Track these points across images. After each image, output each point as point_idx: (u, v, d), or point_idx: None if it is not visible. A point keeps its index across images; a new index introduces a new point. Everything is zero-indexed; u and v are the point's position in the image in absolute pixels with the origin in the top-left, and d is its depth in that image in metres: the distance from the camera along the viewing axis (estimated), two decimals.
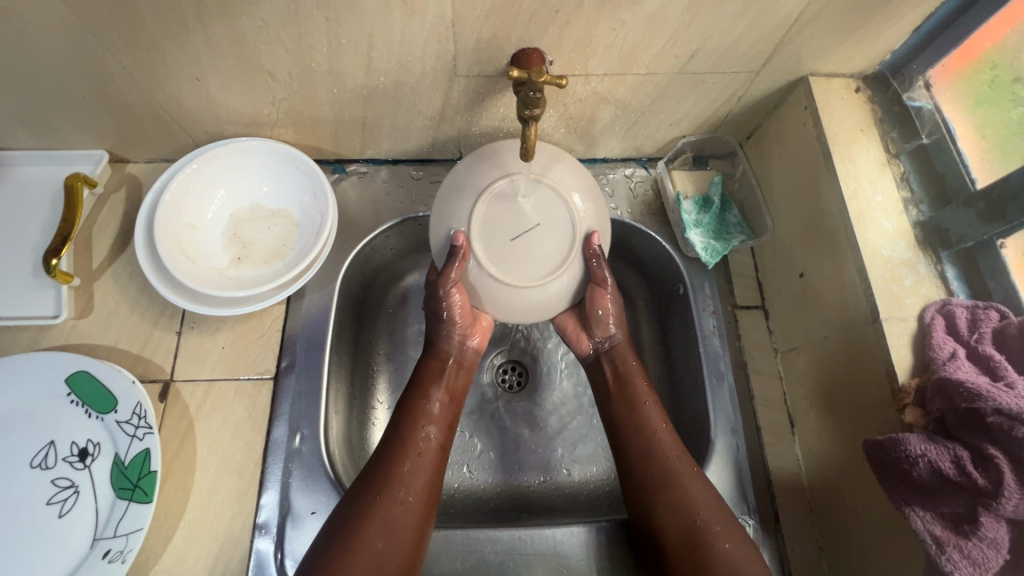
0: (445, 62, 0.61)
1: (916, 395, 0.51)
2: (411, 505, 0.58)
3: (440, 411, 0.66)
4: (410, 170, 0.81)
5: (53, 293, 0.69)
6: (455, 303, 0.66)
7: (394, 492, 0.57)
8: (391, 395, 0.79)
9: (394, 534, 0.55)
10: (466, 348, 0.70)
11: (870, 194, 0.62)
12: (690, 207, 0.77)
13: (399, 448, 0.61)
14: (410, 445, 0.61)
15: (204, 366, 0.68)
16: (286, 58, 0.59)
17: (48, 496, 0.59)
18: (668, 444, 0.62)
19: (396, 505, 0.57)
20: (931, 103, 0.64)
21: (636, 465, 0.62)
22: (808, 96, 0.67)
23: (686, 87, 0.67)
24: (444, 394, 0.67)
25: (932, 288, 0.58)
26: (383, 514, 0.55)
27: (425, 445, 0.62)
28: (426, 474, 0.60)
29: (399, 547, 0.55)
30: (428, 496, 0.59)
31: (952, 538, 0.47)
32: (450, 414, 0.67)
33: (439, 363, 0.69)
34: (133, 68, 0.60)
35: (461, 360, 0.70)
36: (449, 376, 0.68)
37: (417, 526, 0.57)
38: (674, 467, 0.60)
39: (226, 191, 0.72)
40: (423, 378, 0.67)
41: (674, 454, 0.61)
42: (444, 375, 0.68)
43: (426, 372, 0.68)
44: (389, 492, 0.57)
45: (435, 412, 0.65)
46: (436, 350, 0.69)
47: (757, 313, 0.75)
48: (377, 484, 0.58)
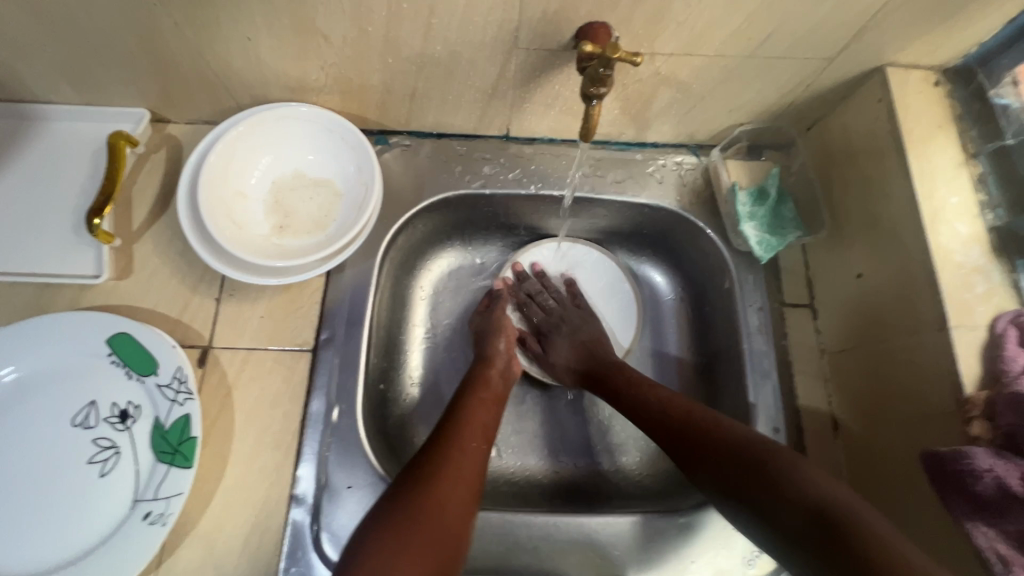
0: (507, 33, 0.58)
1: (985, 407, 0.50)
2: (465, 489, 0.55)
3: (486, 415, 0.63)
4: (454, 145, 0.78)
5: (93, 253, 0.68)
6: (501, 344, 0.72)
7: (440, 490, 0.53)
8: (430, 393, 0.78)
9: (450, 510, 0.52)
10: (510, 367, 0.71)
11: (945, 195, 0.59)
12: (745, 199, 0.73)
13: (441, 441, 0.58)
14: (453, 439, 0.59)
15: (243, 335, 0.68)
16: (343, 21, 0.57)
17: (90, 455, 0.60)
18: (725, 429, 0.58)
19: (452, 482, 0.54)
20: (1019, 102, 0.60)
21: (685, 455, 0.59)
22: (882, 88, 0.63)
23: (754, 72, 0.64)
24: (491, 399, 0.66)
25: (1005, 297, 0.55)
26: (437, 488, 0.53)
27: (474, 447, 0.59)
28: (473, 467, 0.57)
29: (453, 525, 0.52)
30: (478, 481, 0.56)
31: (1019, 557, 0.45)
32: (495, 419, 0.64)
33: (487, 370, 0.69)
34: (185, 24, 0.57)
35: (506, 371, 0.70)
36: (493, 384, 0.67)
37: (468, 508, 0.54)
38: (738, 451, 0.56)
39: (270, 158, 0.71)
40: (473, 382, 0.67)
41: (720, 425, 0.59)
42: (487, 380, 0.68)
43: (475, 379, 0.67)
44: (443, 476, 0.54)
45: (482, 418, 0.63)
46: (486, 359, 0.71)
47: (806, 311, 0.72)
48: (426, 472, 0.55)
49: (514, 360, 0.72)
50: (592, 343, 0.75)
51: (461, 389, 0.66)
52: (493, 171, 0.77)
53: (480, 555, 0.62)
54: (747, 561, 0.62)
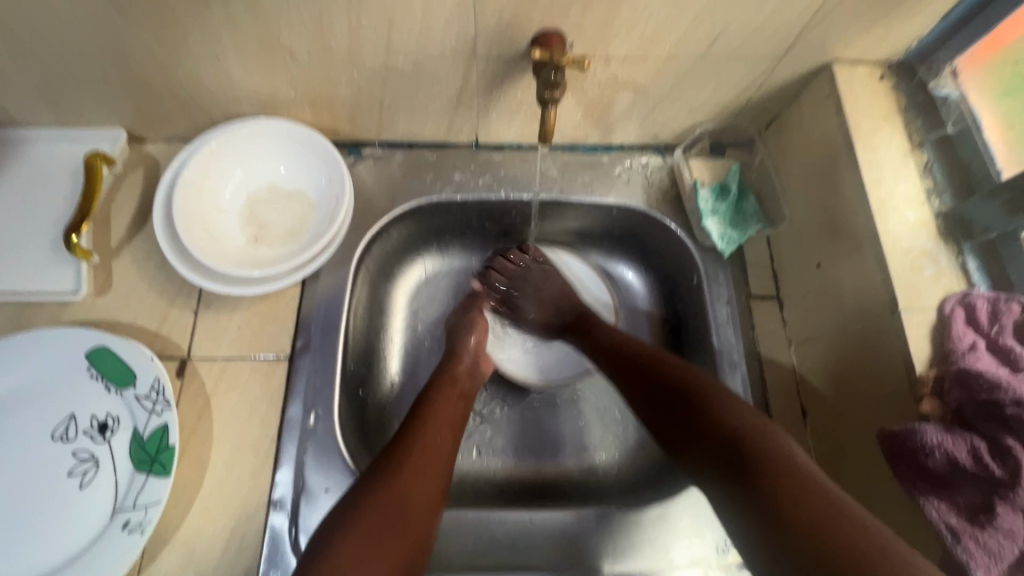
0: (465, 43, 0.60)
1: (935, 385, 0.52)
2: (425, 489, 0.55)
3: (451, 411, 0.64)
4: (425, 154, 0.80)
5: (72, 270, 0.69)
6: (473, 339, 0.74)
7: (402, 484, 0.54)
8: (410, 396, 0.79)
9: (410, 511, 0.53)
10: (477, 362, 0.72)
11: (892, 183, 0.61)
12: (707, 195, 0.75)
13: (405, 437, 0.59)
14: (416, 437, 0.59)
15: (221, 345, 0.69)
16: (307, 37, 0.59)
17: (70, 468, 0.61)
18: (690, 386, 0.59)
19: (412, 482, 0.55)
20: (957, 92, 0.64)
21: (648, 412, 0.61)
22: (830, 84, 0.66)
23: (706, 73, 0.66)
24: (456, 395, 0.67)
25: (953, 279, 0.57)
26: (399, 490, 0.53)
27: (438, 443, 0.60)
28: (436, 462, 0.58)
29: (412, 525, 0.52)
30: (441, 481, 0.57)
31: (967, 528, 0.46)
32: (460, 414, 0.66)
33: (454, 367, 0.70)
34: (155, 45, 0.60)
35: (471, 366, 0.71)
36: (460, 382, 0.69)
37: (430, 509, 0.54)
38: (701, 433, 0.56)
39: (245, 171, 0.73)
40: (440, 380, 0.68)
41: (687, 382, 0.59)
42: (453, 378, 0.69)
43: (439, 377, 0.68)
44: (404, 476, 0.55)
45: (446, 413, 0.64)
46: (452, 356, 0.72)
47: (772, 303, 0.74)
48: (389, 467, 0.56)
49: (483, 358, 0.73)
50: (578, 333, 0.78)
51: (427, 386, 0.67)
52: (464, 177, 0.79)
53: (455, 552, 0.62)
54: (721, 549, 0.63)
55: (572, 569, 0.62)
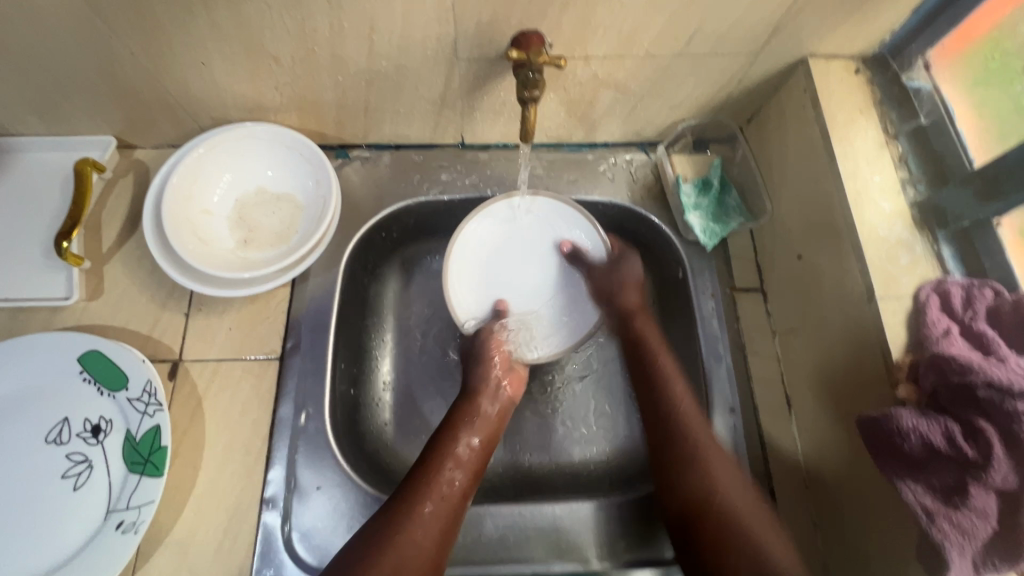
0: (446, 45, 0.62)
1: (910, 370, 0.53)
2: (439, 512, 0.57)
3: (489, 419, 0.67)
4: (412, 155, 0.81)
5: (64, 276, 0.70)
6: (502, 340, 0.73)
7: (437, 500, 0.58)
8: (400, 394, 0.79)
9: (422, 536, 0.55)
10: (516, 367, 0.73)
11: (868, 174, 0.62)
12: (690, 190, 0.77)
13: (442, 452, 0.62)
14: (433, 464, 0.61)
15: (212, 347, 0.70)
16: (290, 42, 0.60)
17: (63, 470, 0.61)
18: (705, 438, 0.63)
19: (431, 508, 0.57)
20: (930, 84, 0.65)
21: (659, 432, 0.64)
22: (807, 78, 0.67)
23: (685, 70, 0.67)
24: (498, 409, 0.68)
25: (928, 267, 0.58)
26: (420, 517, 0.56)
27: (467, 455, 0.63)
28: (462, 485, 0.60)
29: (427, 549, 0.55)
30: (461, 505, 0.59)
31: (941, 509, 0.47)
32: (496, 427, 0.68)
33: (493, 375, 0.70)
34: (141, 53, 0.61)
35: (511, 369, 0.72)
36: (501, 394, 0.70)
37: (442, 533, 0.57)
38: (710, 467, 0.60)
39: (233, 175, 0.74)
40: (473, 389, 0.69)
41: (701, 429, 0.63)
42: (498, 381, 0.70)
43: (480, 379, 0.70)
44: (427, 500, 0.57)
45: (484, 423, 0.66)
46: (481, 355, 0.71)
47: (756, 295, 0.75)
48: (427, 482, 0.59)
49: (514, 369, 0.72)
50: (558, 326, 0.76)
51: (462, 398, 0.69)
52: (451, 177, 0.81)
53: (448, 547, 0.63)
54: None
55: (562, 559, 0.63)
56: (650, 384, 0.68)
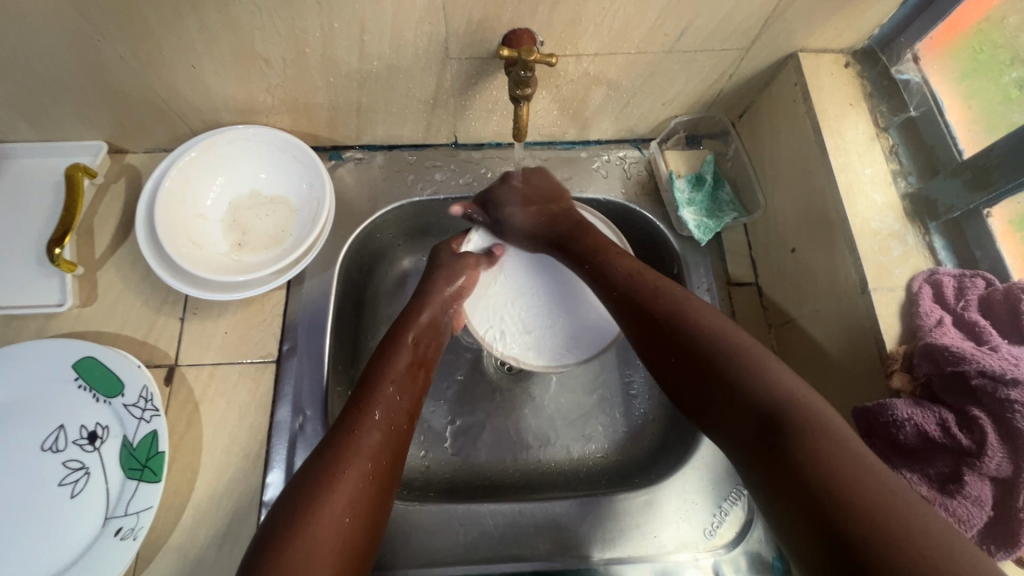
0: (437, 44, 0.61)
1: (904, 360, 0.53)
2: (372, 473, 0.53)
3: (406, 377, 0.62)
4: (405, 155, 0.81)
5: (57, 283, 0.70)
6: (461, 284, 0.72)
7: (360, 463, 0.52)
8: None
9: (356, 506, 0.50)
10: (448, 316, 0.71)
11: (859, 166, 0.63)
12: (683, 186, 0.77)
13: (362, 408, 0.57)
14: (356, 423, 0.55)
15: (208, 351, 0.70)
16: (280, 44, 0.60)
17: (60, 477, 0.61)
18: (715, 322, 0.55)
19: (357, 472, 0.52)
20: (919, 77, 0.66)
21: (666, 338, 0.56)
22: (797, 72, 0.67)
23: (676, 66, 0.68)
24: (415, 361, 0.65)
25: (920, 258, 0.59)
26: (344, 483, 0.51)
27: (395, 416, 0.58)
28: (392, 446, 0.56)
29: (359, 519, 0.50)
30: (389, 466, 0.55)
31: (938, 497, 0.47)
32: (423, 384, 0.64)
33: (415, 320, 0.68)
34: (130, 56, 0.60)
35: (428, 322, 0.69)
36: (418, 348, 0.66)
37: (378, 500, 0.53)
38: (728, 341, 0.53)
39: (225, 178, 0.74)
40: (394, 338, 0.66)
41: (744, 350, 0.52)
42: (415, 337, 0.66)
43: (393, 335, 0.66)
44: (350, 461, 0.52)
45: (404, 379, 0.62)
46: (417, 306, 0.70)
47: (751, 289, 0.76)
48: (348, 442, 0.54)
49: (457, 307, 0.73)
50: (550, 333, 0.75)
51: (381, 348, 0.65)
52: (445, 177, 0.81)
53: (448, 546, 0.63)
54: (708, 532, 0.65)
55: (563, 556, 0.63)
56: (650, 314, 0.58)
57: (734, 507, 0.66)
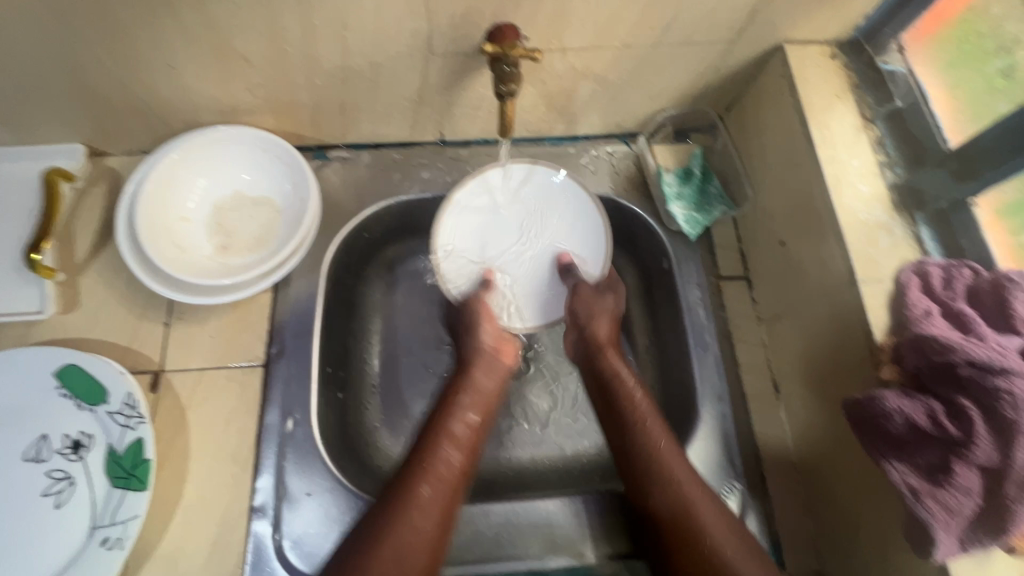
0: (420, 40, 0.61)
1: (892, 351, 0.53)
2: (424, 536, 0.54)
3: (466, 433, 0.63)
4: (391, 153, 0.80)
5: (37, 289, 0.68)
6: (485, 335, 0.70)
7: (412, 520, 0.54)
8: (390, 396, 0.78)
9: (402, 567, 0.52)
10: (496, 362, 0.69)
11: (847, 158, 0.63)
12: (671, 180, 0.77)
13: (420, 469, 0.58)
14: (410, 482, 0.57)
15: (194, 356, 0.69)
16: (260, 41, 0.59)
17: (44, 488, 0.60)
18: (660, 436, 0.61)
19: (408, 533, 0.54)
20: (903, 67, 0.66)
21: (625, 441, 0.62)
22: (783, 64, 0.67)
23: (663, 59, 0.67)
24: (479, 413, 0.65)
25: (908, 249, 0.59)
26: (391, 542, 0.53)
27: (446, 469, 0.59)
28: (443, 503, 0.57)
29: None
30: (443, 527, 0.56)
31: (927, 488, 0.48)
32: (477, 436, 0.64)
33: (471, 370, 0.68)
34: (106, 56, 0.59)
35: (491, 373, 0.68)
36: (478, 391, 0.66)
37: (428, 561, 0.54)
38: (664, 455, 0.60)
39: (208, 179, 0.73)
40: (456, 391, 0.66)
41: (681, 468, 0.59)
42: (472, 385, 0.66)
43: (456, 391, 0.66)
44: (398, 524, 0.54)
45: (460, 434, 0.62)
46: (466, 365, 0.69)
47: (741, 283, 0.75)
48: (403, 501, 0.55)
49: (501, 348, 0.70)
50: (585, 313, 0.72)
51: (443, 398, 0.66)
52: (432, 175, 0.80)
53: None
54: None
55: (556, 555, 0.63)
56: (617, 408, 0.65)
57: (732, 494, 0.65)
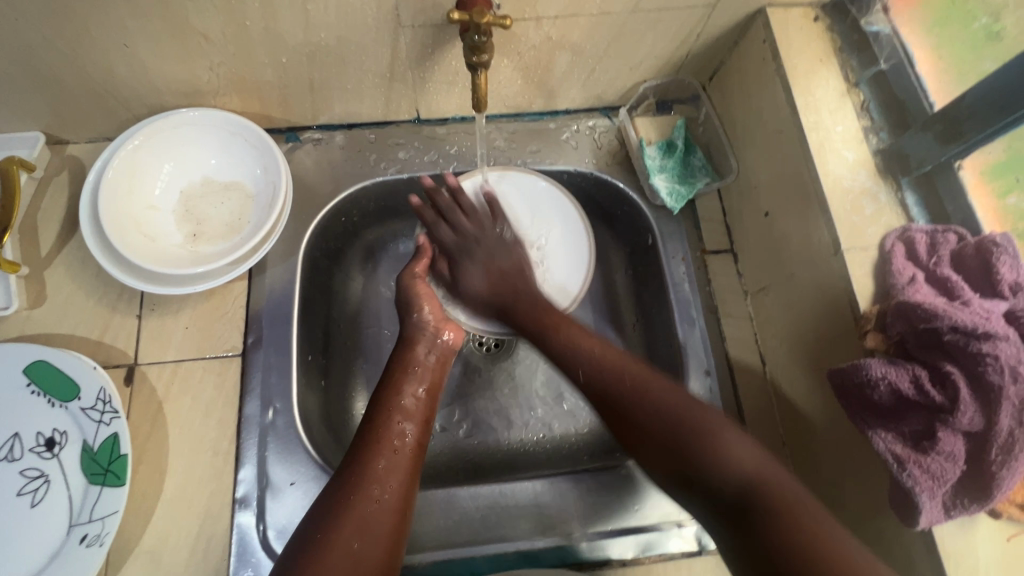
0: (387, 12, 0.58)
1: (877, 320, 0.52)
2: (387, 504, 0.52)
3: (416, 406, 0.60)
4: (366, 134, 0.78)
5: (1, 284, 0.66)
6: (427, 315, 0.67)
7: (369, 490, 0.52)
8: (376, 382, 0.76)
9: (368, 534, 0.49)
10: (439, 343, 0.66)
11: (830, 124, 0.61)
12: (654, 153, 0.75)
13: (374, 443, 0.55)
14: (371, 445, 0.55)
15: (169, 348, 0.67)
16: (217, 16, 0.56)
17: (19, 487, 0.59)
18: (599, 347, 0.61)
19: (369, 505, 0.51)
20: (888, 28, 0.63)
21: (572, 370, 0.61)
22: (765, 29, 0.65)
23: (641, 27, 0.65)
24: (426, 387, 0.62)
25: (893, 216, 0.58)
26: (356, 513, 0.50)
27: (401, 442, 0.56)
28: (402, 468, 0.54)
29: (374, 547, 0.49)
30: (407, 492, 0.54)
31: (912, 455, 0.47)
32: (428, 406, 0.61)
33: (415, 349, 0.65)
34: (54, 36, 0.56)
35: (433, 350, 0.66)
36: (429, 367, 0.64)
37: (395, 525, 0.51)
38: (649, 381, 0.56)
39: (175, 165, 0.70)
40: (399, 367, 0.63)
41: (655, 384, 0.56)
42: (420, 359, 0.64)
43: (401, 366, 0.63)
44: (356, 496, 0.51)
45: (411, 407, 0.60)
46: (409, 340, 0.66)
47: (726, 257, 0.74)
48: (356, 476, 0.53)
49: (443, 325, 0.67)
50: (503, 269, 0.70)
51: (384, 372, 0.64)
52: (409, 155, 0.77)
53: (430, 532, 0.63)
54: None
55: (545, 535, 0.63)
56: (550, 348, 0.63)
57: None
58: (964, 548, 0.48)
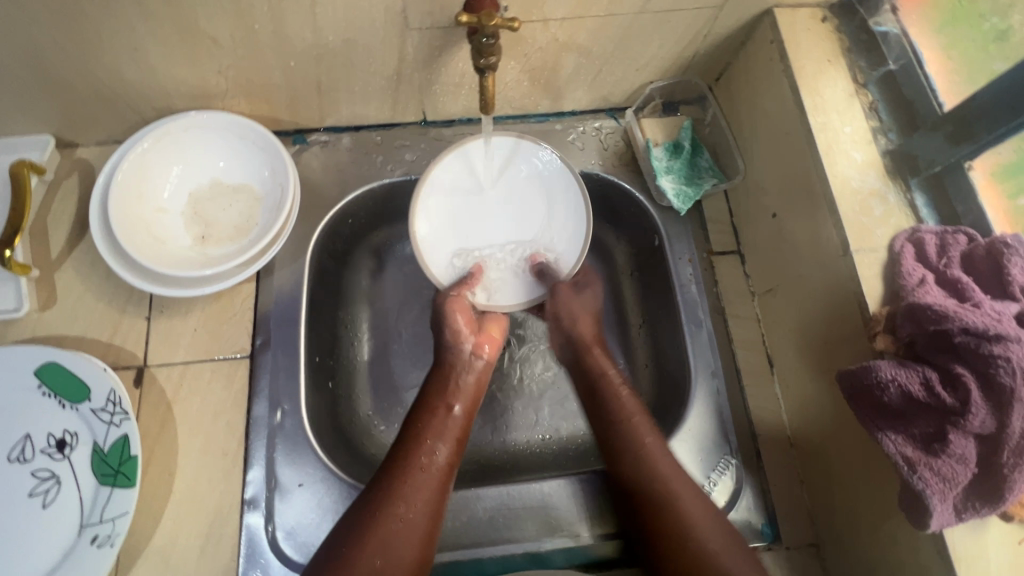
0: (395, 15, 0.58)
1: (887, 322, 0.52)
2: (414, 523, 0.54)
3: (448, 426, 0.62)
4: (372, 136, 0.78)
5: (12, 286, 0.66)
6: (461, 336, 0.67)
7: (396, 509, 0.54)
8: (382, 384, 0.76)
9: (393, 551, 0.52)
10: (476, 360, 0.68)
11: (839, 125, 0.61)
12: (661, 154, 0.75)
13: (404, 464, 0.58)
14: (399, 466, 0.57)
15: (178, 350, 0.67)
16: (225, 20, 0.56)
17: (30, 488, 0.59)
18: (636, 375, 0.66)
19: (396, 522, 0.54)
20: (897, 28, 0.63)
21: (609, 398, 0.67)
22: (773, 29, 0.65)
23: (648, 28, 0.65)
24: (461, 406, 0.65)
25: (902, 217, 0.57)
26: (380, 531, 0.53)
27: (429, 462, 0.59)
28: (430, 488, 0.57)
29: (399, 564, 0.52)
30: (432, 513, 0.56)
31: (923, 457, 0.47)
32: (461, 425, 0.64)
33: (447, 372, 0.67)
34: (65, 41, 0.56)
35: (468, 372, 0.67)
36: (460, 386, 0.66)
37: (421, 544, 0.54)
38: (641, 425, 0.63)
39: (183, 167, 0.70)
40: (436, 386, 0.66)
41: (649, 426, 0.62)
42: (456, 380, 0.66)
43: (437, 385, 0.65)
44: (382, 515, 0.54)
45: (446, 427, 0.62)
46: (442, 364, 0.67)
47: (734, 258, 0.74)
48: (383, 497, 0.55)
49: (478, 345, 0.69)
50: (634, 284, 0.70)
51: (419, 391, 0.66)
52: (415, 157, 0.78)
53: (436, 534, 0.63)
54: None
55: (552, 537, 0.63)
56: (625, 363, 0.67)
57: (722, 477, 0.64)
58: (975, 551, 0.48)
